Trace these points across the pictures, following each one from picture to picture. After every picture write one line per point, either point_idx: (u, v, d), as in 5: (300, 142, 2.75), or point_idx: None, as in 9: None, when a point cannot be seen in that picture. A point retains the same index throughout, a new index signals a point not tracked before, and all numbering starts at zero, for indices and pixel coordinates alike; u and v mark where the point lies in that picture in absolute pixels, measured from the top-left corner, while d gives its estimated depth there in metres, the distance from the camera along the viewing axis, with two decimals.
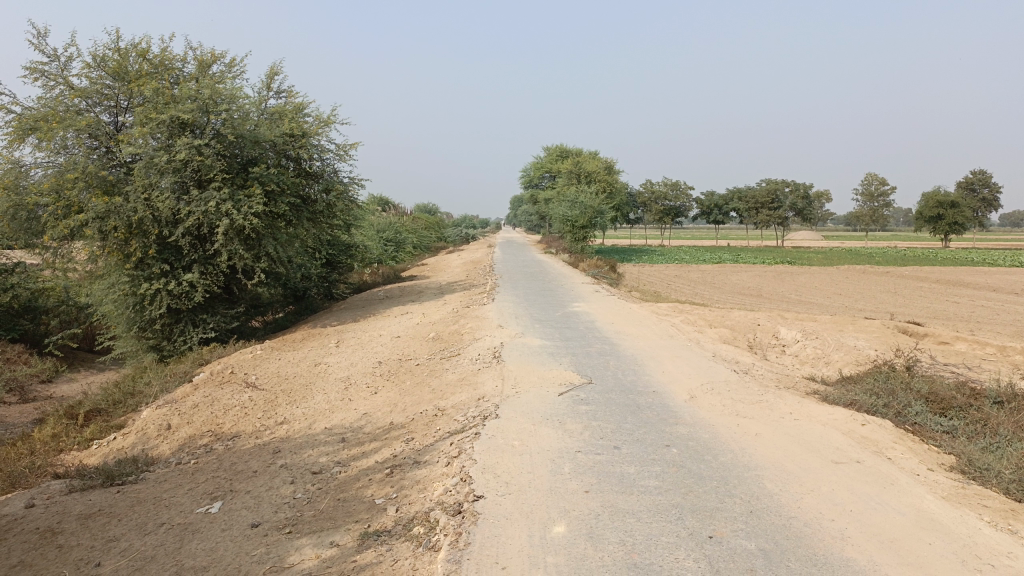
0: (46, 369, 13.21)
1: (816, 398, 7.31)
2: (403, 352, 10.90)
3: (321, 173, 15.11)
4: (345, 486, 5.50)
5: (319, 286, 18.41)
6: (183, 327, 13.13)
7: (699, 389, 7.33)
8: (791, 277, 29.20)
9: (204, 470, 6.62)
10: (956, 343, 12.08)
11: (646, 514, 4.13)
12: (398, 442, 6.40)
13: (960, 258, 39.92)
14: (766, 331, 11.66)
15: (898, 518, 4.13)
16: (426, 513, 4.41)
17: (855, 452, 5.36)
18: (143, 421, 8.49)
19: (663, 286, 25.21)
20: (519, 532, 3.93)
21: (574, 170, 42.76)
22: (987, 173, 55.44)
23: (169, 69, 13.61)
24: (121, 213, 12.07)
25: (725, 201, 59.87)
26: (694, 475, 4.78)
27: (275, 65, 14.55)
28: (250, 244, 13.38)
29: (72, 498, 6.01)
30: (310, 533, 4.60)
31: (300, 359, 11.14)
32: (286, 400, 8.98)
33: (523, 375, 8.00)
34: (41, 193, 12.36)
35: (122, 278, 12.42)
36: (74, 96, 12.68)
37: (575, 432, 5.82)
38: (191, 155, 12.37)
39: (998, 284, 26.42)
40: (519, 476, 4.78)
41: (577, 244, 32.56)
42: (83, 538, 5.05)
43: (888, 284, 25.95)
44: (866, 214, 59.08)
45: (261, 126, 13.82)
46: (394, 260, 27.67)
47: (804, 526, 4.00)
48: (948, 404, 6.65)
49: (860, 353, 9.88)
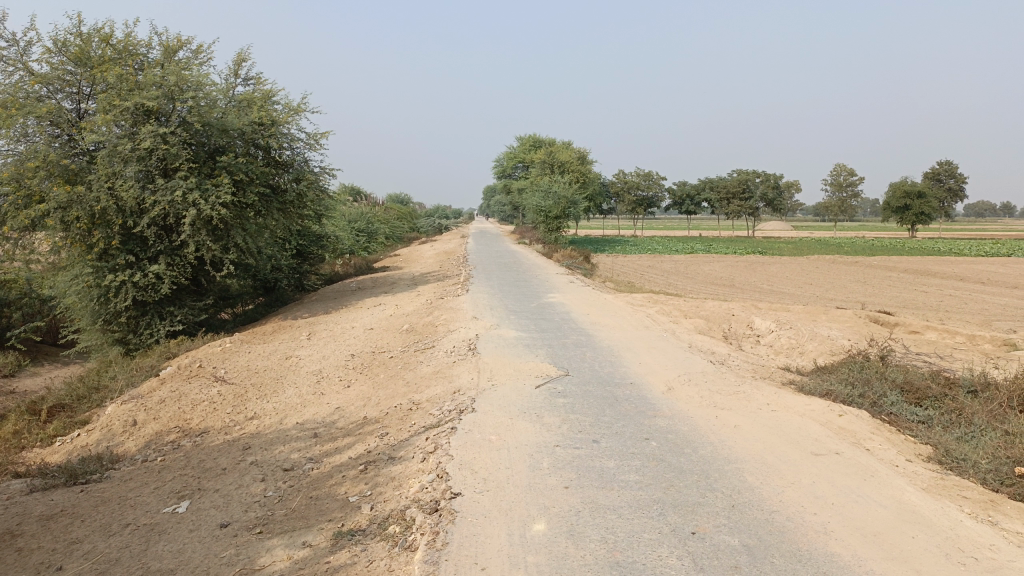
0: (9, 364, 12.85)
1: (792, 388, 7.32)
2: (377, 345, 10.74)
3: (291, 162, 14.82)
4: (318, 484, 5.37)
5: (290, 277, 18.12)
6: (150, 320, 12.80)
7: (677, 381, 7.29)
8: (763, 267, 29.46)
9: (171, 468, 6.43)
10: (926, 332, 12.24)
11: (628, 510, 4.05)
12: (373, 437, 6.27)
13: (926, 247, 40.58)
14: (740, 321, 11.68)
15: (880, 511, 4.10)
16: (402, 511, 4.29)
17: (834, 444, 5.34)
18: (108, 416, 8.23)
19: (637, 276, 25.27)
20: (498, 531, 3.82)
21: (547, 160, 42.77)
22: (952, 164, 56.29)
23: (134, 55, 13.23)
24: (84, 203, 11.74)
25: (696, 191, 60.24)
26: (674, 469, 4.72)
27: (243, 51, 14.25)
28: (218, 235, 13.11)
29: (33, 498, 5.79)
30: (282, 533, 4.46)
31: (271, 352, 10.92)
32: (256, 394, 8.78)
33: (499, 367, 7.89)
34: (0, 182, 12.01)
35: (86, 269, 12.05)
36: (34, 82, 12.30)
37: (553, 426, 5.73)
38: (156, 143, 12.06)
39: (964, 273, 26.88)
40: (496, 473, 4.68)
41: (551, 234, 32.49)
42: (44, 541, 4.85)
43: (857, 274, 26.26)
44: (834, 205, 59.81)
45: (229, 114, 13.50)
46: (366, 251, 27.42)
47: (786, 520, 3.95)
48: (923, 394, 6.68)
49: (834, 343, 9.93)
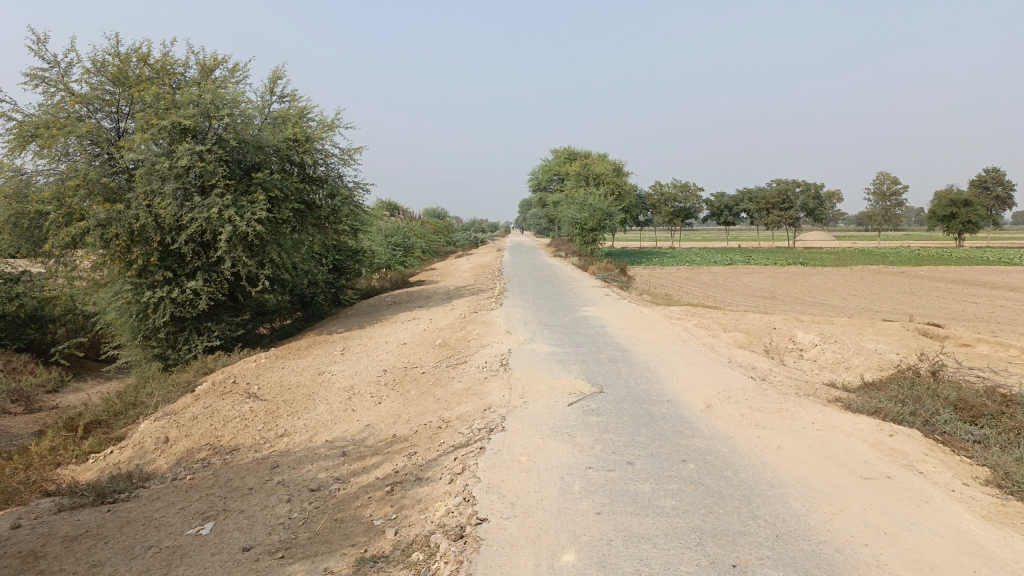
0: (51, 379, 13.02)
1: (837, 406, 6.99)
2: (409, 360, 10.62)
3: (325, 178, 14.84)
4: (344, 505, 5.22)
5: (326, 291, 18.15)
6: (188, 335, 12.85)
7: (716, 398, 7.01)
8: (806, 278, 28.79)
9: (198, 487, 6.34)
10: (978, 345, 11.72)
11: (664, 540, 3.82)
12: (401, 456, 6.12)
13: (974, 257, 39.39)
14: (782, 335, 11.32)
15: (937, 542, 3.81)
16: (427, 536, 4.11)
17: (885, 466, 5.03)
18: (141, 433, 8.22)
19: (675, 288, 24.85)
20: (526, 561, 3.62)
21: (582, 173, 42.64)
22: (1000, 171, 54.77)
23: (171, 75, 13.39)
24: (122, 220, 11.85)
25: (735, 202, 59.37)
26: (712, 493, 4.47)
27: (278, 69, 14.42)
28: (254, 251, 13.12)
29: (60, 518, 5.74)
30: (303, 558, 4.31)
31: (304, 368, 10.87)
32: (287, 411, 8.71)
33: (531, 383, 7.71)
34: (43, 201, 12.24)
35: (125, 285, 12.19)
36: (74, 103, 12.52)
37: (586, 445, 5.53)
38: (193, 161, 12.14)
39: (1016, 283, 25.91)
40: (525, 497, 4.48)
41: (587, 247, 32.17)
42: (66, 563, 4.77)
43: (901, 285, 25.50)
44: (878, 214, 58.42)
45: (264, 131, 13.58)
46: (403, 265, 27.50)
47: (835, 551, 3.68)
48: (978, 411, 6.28)
49: (881, 358, 9.53)
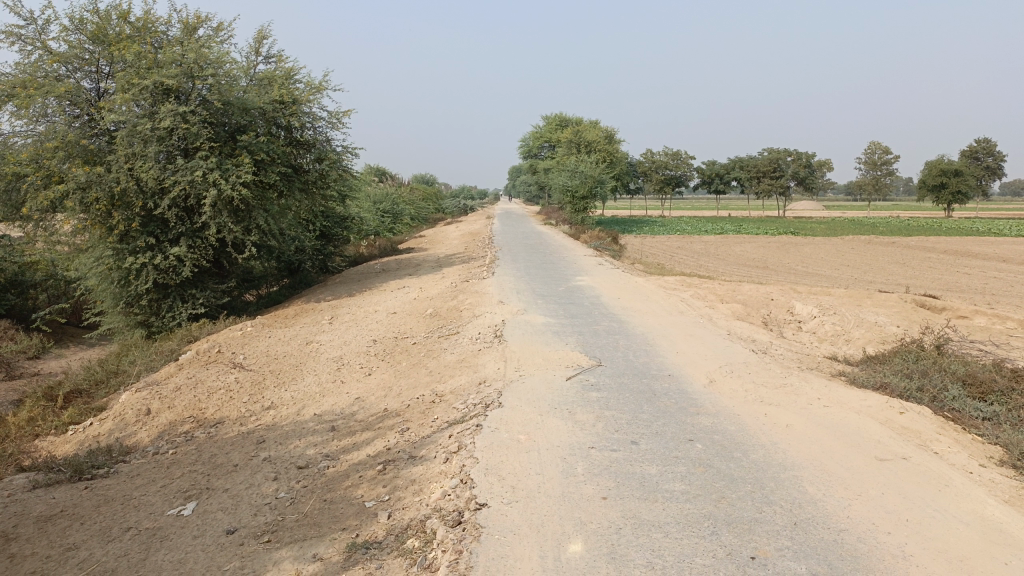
0: (33, 345, 12.70)
1: (843, 380, 6.81)
2: (399, 330, 10.33)
3: (313, 142, 14.40)
4: (334, 485, 4.97)
5: (314, 259, 17.75)
6: (172, 302, 12.48)
7: (719, 373, 6.78)
8: (798, 248, 28.63)
9: (181, 463, 6.08)
10: (976, 317, 11.58)
11: (675, 528, 3.59)
12: (393, 432, 5.86)
13: (965, 228, 39.23)
14: (780, 306, 11.11)
15: (962, 530, 3.60)
16: (422, 522, 3.88)
17: (899, 447, 4.82)
18: (122, 404, 7.92)
19: (667, 257, 24.59)
20: (531, 552, 3.38)
21: (573, 139, 42.09)
22: (990, 142, 54.69)
23: (153, 33, 12.83)
24: (103, 184, 11.42)
25: (727, 170, 58.87)
26: (724, 477, 4.24)
27: (263, 28, 13.92)
28: (240, 216, 12.69)
29: (34, 496, 5.47)
30: (291, 543, 4.05)
31: (291, 337, 10.55)
32: (273, 382, 8.44)
33: (526, 356, 7.44)
34: (20, 163, 11.78)
35: (106, 251, 11.77)
36: (51, 61, 11.99)
37: (587, 423, 5.28)
38: (176, 122, 11.67)
39: (1006, 254, 25.76)
40: (526, 480, 4.24)
41: (577, 215, 31.62)
42: (39, 547, 4.51)
43: (894, 255, 25.38)
44: (868, 183, 58.12)
45: (250, 93, 13.09)
46: (391, 232, 27.08)
47: (858, 541, 3.47)
48: (988, 388, 6.06)
49: (882, 332, 9.36)
